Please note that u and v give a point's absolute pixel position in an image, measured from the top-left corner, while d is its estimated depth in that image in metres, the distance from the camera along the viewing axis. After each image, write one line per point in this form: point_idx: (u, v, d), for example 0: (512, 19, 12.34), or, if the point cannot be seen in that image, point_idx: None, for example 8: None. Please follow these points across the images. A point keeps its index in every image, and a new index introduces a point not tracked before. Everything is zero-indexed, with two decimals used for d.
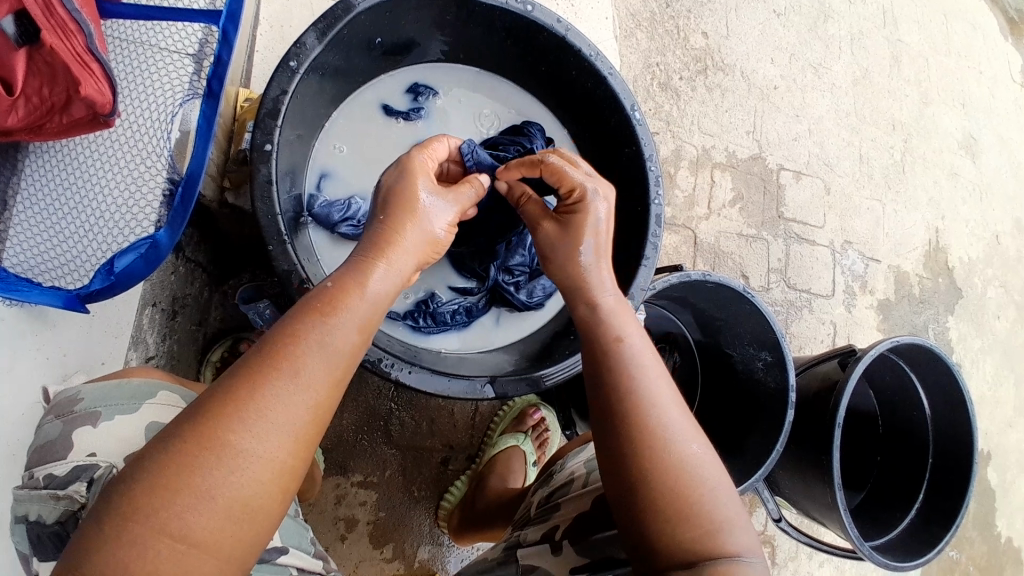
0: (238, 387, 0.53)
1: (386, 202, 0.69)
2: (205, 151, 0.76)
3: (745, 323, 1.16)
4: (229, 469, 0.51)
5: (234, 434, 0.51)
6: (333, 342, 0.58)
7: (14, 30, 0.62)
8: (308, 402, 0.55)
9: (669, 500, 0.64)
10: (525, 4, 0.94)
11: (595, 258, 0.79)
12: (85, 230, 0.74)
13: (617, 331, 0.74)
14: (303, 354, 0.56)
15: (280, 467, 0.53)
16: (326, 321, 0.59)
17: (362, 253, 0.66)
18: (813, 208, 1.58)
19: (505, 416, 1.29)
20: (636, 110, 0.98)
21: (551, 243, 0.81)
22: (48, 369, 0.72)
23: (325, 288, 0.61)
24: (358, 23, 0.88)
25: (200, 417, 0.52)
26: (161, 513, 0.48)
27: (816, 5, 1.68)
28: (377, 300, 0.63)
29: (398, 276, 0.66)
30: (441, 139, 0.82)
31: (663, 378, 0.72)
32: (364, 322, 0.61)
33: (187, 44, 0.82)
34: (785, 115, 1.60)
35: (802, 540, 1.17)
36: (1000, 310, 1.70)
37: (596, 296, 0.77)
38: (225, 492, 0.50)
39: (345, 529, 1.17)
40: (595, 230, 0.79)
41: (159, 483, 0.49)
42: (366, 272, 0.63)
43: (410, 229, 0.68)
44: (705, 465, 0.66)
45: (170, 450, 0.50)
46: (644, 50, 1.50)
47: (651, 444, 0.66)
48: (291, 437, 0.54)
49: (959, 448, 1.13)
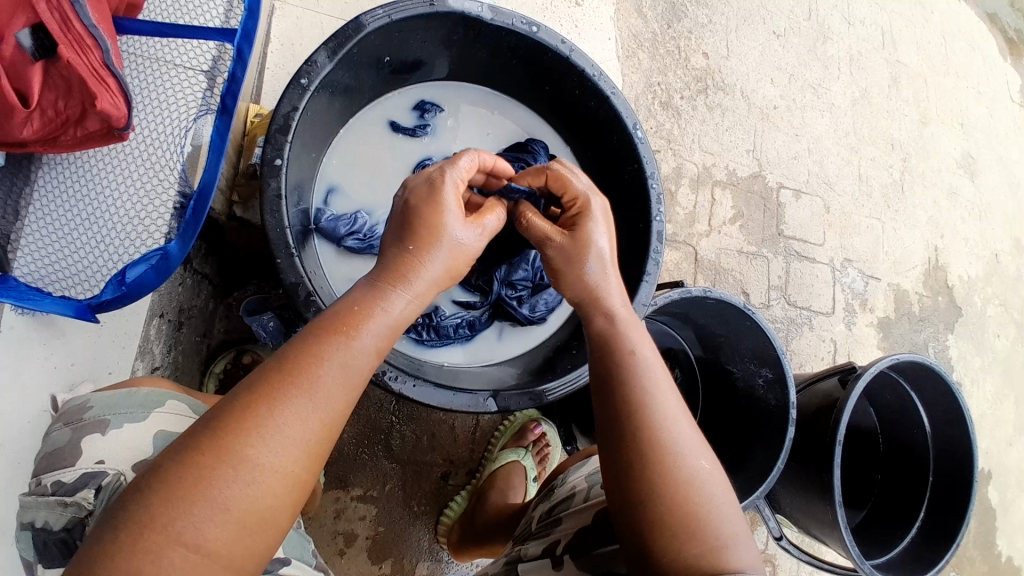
0: (260, 400, 0.54)
1: (411, 222, 0.69)
2: (217, 165, 0.77)
3: (746, 340, 1.17)
4: (246, 480, 0.51)
5: (250, 448, 0.52)
6: (351, 361, 0.59)
7: (30, 43, 0.63)
8: (322, 418, 0.56)
9: (681, 512, 0.64)
10: (531, 25, 0.96)
11: (603, 273, 0.79)
12: (96, 241, 0.75)
13: (626, 345, 0.75)
14: (324, 371, 0.57)
15: (291, 478, 0.54)
16: (346, 340, 0.59)
17: (380, 276, 0.66)
18: (813, 226, 1.59)
19: (506, 431, 1.28)
20: (638, 129, 1.00)
21: (564, 260, 0.79)
22: (56, 377, 0.72)
23: (345, 308, 0.61)
24: (367, 42, 0.90)
25: (217, 428, 0.52)
26: (173, 522, 0.48)
27: (815, 27, 1.71)
28: (394, 323, 0.63)
29: (418, 305, 0.66)
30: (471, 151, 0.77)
31: (671, 394, 0.72)
32: (381, 342, 0.62)
33: (201, 62, 0.84)
34: (785, 134, 1.62)
35: (804, 558, 1.16)
36: (1000, 329, 1.71)
37: (610, 309, 0.78)
38: (240, 504, 0.51)
39: (345, 544, 1.17)
40: (598, 248, 0.79)
41: (175, 492, 0.49)
42: (388, 294, 0.64)
43: (438, 253, 0.68)
44: (711, 479, 0.67)
45: (184, 461, 0.51)
46: (645, 69, 1.52)
47: (661, 458, 0.67)
48: (304, 451, 0.55)
49: (961, 468, 1.12)
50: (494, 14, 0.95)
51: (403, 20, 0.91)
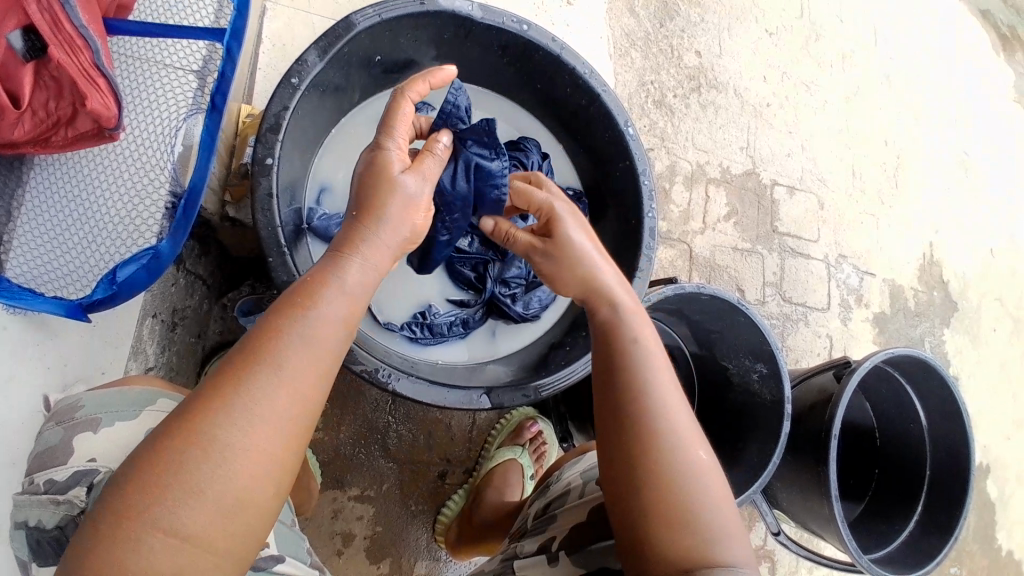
0: (222, 384, 0.54)
1: (362, 193, 0.67)
2: (206, 165, 0.78)
3: (741, 335, 1.17)
4: (216, 462, 0.52)
5: (218, 430, 0.52)
6: (313, 335, 0.59)
7: (21, 44, 0.63)
8: (290, 394, 0.56)
9: (673, 501, 0.64)
10: (521, 24, 0.97)
11: (593, 263, 0.80)
12: (87, 240, 0.75)
13: (633, 334, 0.75)
14: (285, 348, 0.57)
15: (265, 458, 0.54)
16: (305, 314, 0.59)
17: (335, 247, 0.65)
18: (807, 222, 1.60)
19: (503, 428, 1.28)
20: (629, 125, 1.00)
21: (554, 267, 0.81)
22: (48, 377, 0.73)
23: (301, 283, 0.61)
24: (357, 42, 0.90)
25: (186, 414, 0.53)
26: (148, 510, 0.49)
27: (807, 24, 1.72)
28: (355, 293, 0.63)
29: (375, 268, 0.65)
30: (401, 95, 0.72)
31: (669, 381, 0.73)
32: (345, 313, 0.62)
33: (191, 61, 0.84)
34: (778, 131, 1.62)
35: (802, 553, 1.16)
36: (996, 323, 1.71)
37: (614, 299, 0.78)
38: (214, 486, 0.51)
39: (342, 544, 1.17)
40: (577, 246, 0.80)
41: (148, 480, 0.50)
42: (343, 263, 0.63)
43: (393, 207, 0.66)
44: (711, 474, 0.67)
45: (155, 449, 0.51)
46: (638, 68, 1.53)
47: (657, 447, 0.67)
48: (275, 430, 0.55)
49: (956, 460, 1.13)
50: (484, 13, 0.96)
51: (394, 20, 0.91)
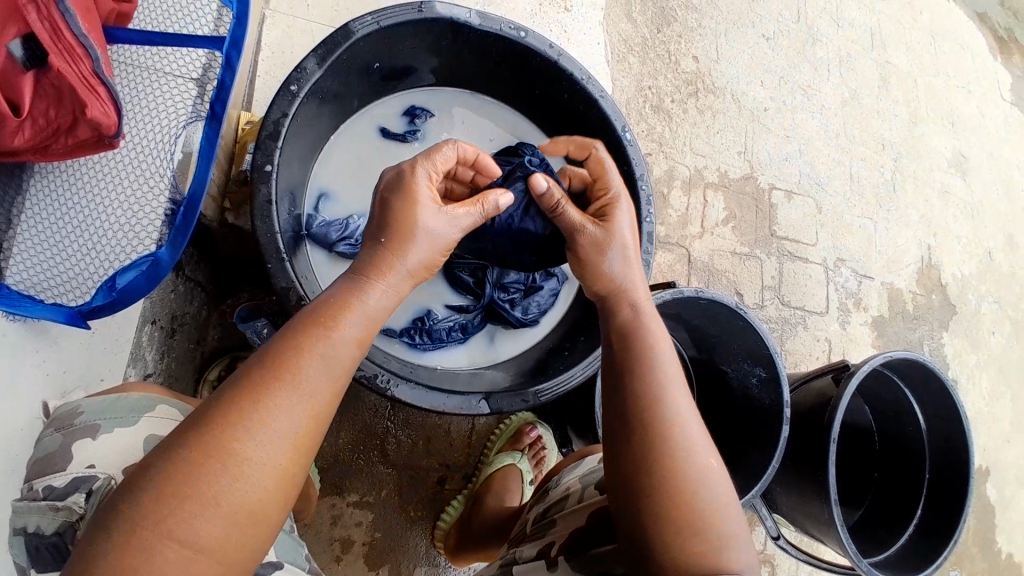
0: (243, 397, 0.54)
1: (387, 215, 0.69)
2: (206, 171, 0.78)
3: (740, 340, 1.17)
4: (235, 474, 0.52)
5: (240, 442, 0.53)
6: (337, 354, 0.60)
7: (21, 53, 0.63)
8: (308, 409, 0.57)
9: (685, 510, 0.64)
10: (519, 30, 0.97)
11: (626, 265, 0.80)
12: (86, 247, 0.76)
13: (647, 342, 0.75)
14: (307, 362, 0.57)
15: (281, 472, 0.55)
16: (327, 332, 0.60)
17: (357, 269, 0.66)
18: (805, 226, 1.60)
19: (502, 435, 1.28)
20: (627, 131, 1.01)
21: (595, 248, 0.80)
22: (49, 384, 0.73)
23: (324, 302, 0.62)
24: (357, 49, 0.91)
25: (204, 425, 0.53)
26: (166, 520, 0.49)
27: (804, 29, 1.72)
28: (373, 315, 0.64)
29: (395, 294, 0.67)
30: (451, 142, 0.76)
31: (683, 390, 0.72)
32: (364, 332, 0.63)
33: (190, 69, 0.86)
34: (775, 135, 1.63)
35: (801, 557, 1.15)
36: (995, 326, 1.71)
37: (636, 300, 0.79)
38: (231, 497, 0.52)
39: (341, 550, 1.17)
40: (623, 238, 0.80)
41: (166, 491, 0.50)
42: (365, 286, 0.65)
43: (418, 240, 0.69)
44: (722, 484, 0.68)
45: (173, 458, 0.51)
46: (636, 73, 1.53)
47: (671, 457, 0.67)
48: (292, 444, 0.55)
49: (957, 465, 1.13)
50: (482, 20, 0.96)
51: (392, 27, 0.92)
